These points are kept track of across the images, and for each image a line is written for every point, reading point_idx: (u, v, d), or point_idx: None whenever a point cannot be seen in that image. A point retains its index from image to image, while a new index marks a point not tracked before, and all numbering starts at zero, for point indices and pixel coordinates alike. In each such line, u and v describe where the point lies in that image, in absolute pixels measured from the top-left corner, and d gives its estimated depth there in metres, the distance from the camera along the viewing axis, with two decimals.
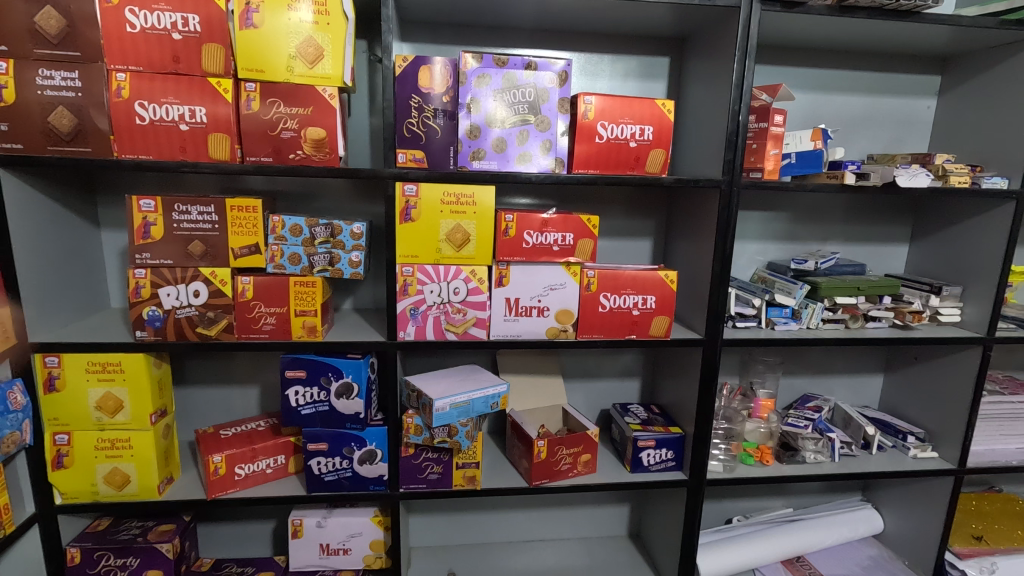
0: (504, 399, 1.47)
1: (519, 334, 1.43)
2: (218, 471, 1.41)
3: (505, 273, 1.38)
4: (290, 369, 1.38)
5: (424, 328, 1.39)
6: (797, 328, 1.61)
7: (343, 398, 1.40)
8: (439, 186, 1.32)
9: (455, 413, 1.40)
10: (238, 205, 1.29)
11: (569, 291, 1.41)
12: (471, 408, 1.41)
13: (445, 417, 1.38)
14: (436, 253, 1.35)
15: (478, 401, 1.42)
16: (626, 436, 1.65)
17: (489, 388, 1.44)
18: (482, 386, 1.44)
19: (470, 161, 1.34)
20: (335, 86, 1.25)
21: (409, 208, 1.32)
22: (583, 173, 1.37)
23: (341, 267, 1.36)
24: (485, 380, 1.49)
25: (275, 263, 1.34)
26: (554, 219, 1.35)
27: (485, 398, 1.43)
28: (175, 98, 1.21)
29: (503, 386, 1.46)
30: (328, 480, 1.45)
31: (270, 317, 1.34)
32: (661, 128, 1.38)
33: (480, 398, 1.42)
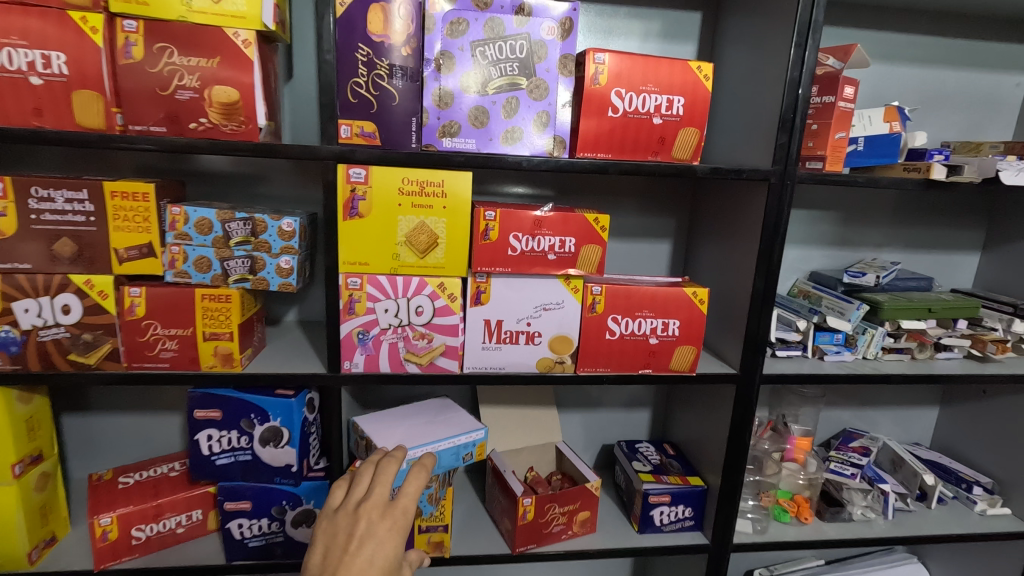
0: (482, 448, 1.14)
1: (501, 367, 1.10)
2: (108, 535, 1.08)
3: (484, 288, 1.05)
4: (199, 408, 1.06)
5: (376, 357, 1.06)
6: (852, 358, 1.29)
7: (271, 446, 1.08)
8: (395, 170, 0.98)
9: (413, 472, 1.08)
10: (121, 190, 0.95)
11: (567, 311, 1.08)
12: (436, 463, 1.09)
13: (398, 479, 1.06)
14: (392, 261, 1.02)
15: (445, 454, 1.10)
16: (633, 486, 1.33)
17: (461, 436, 1.11)
18: (452, 434, 1.11)
19: (439, 138, 1.00)
20: (251, 30, 0.91)
21: (355, 199, 0.98)
22: (590, 157, 1.03)
23: (266, 277, 1.03)
24: (458, 422, 1.16)
25: (176, 269, 1.00)
26: (549, 217, 1.01)
27: (455, 448, 1.11)
28: (22, 38, 0.86)
29: (481, 431, 1.14)
30: (253, 546, 1.13)
31: (169, 342, 1.01)
32: (695, 99, 1.04)
33: (448, 450, 1.10)
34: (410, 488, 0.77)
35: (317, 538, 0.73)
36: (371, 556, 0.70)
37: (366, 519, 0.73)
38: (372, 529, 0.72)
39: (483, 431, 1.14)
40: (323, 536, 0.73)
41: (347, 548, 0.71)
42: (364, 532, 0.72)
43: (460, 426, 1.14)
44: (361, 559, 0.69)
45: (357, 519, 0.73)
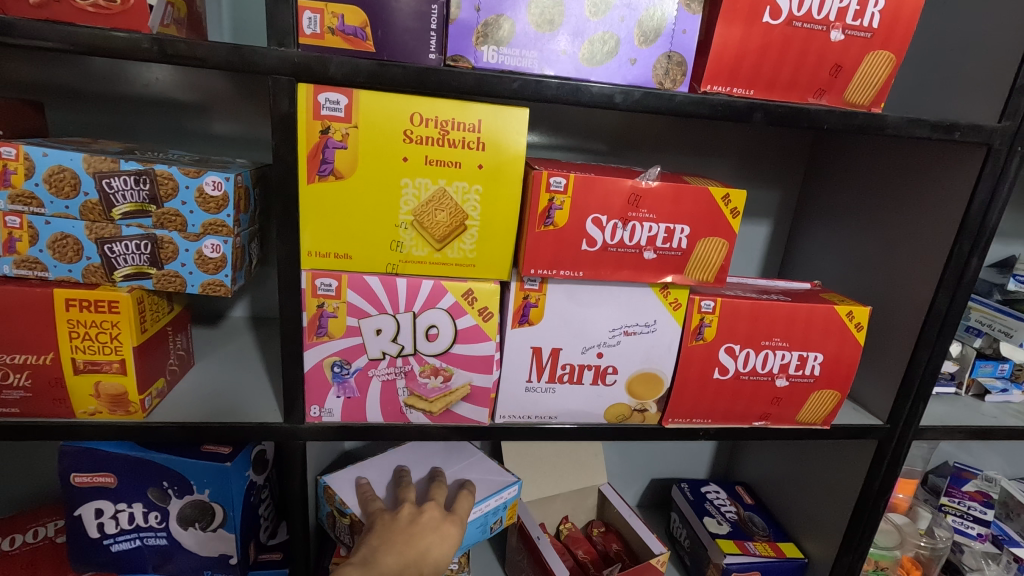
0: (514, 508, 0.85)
1: (553, 416, 0.72)
2: None
3: (535, 299, 0.66)
4: (79, 471, 0.67)
5: (361, 402, 0.67)
6: (1021, 398, 0.94)
7: (195, 528, 0.70)
8: (398, 98, 0.57)
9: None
10: None
11: (659, 337, 0.70)
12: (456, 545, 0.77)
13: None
14: (391, 253, 0.62)
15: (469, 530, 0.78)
16: (704, 553, 1.00)
17: (489, 500, 0.79)
18: (478, 498, 0.79)
19: (476, 47, 0.57)
20: None
21: (327, 145, 0.57)
22: (722, 94, 0.62)
23: (179, 271, 0.62)
24: (478, 477, 0.83)
25: (18, 255, 0.59)
26: (653, 190, 0.61)
27: (482, 518, 0.79)
28: None
29: (514, 487, 0.82)
30: None
31: (15, 375, 0.61)
32: (899, 1, 0.62)
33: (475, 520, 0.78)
34: (466, 501, 0.75)
35: (374, 524, 0.68)
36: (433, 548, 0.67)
37: (428, 514, 0.70)
38: (435, 523, 0.69)
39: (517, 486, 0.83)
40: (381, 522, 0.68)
41: (408, 537, 0.66)
42: (425, 527, 0.68)
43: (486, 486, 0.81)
44: (423, 550, 0.66)
45: (419, 513, 0.70)
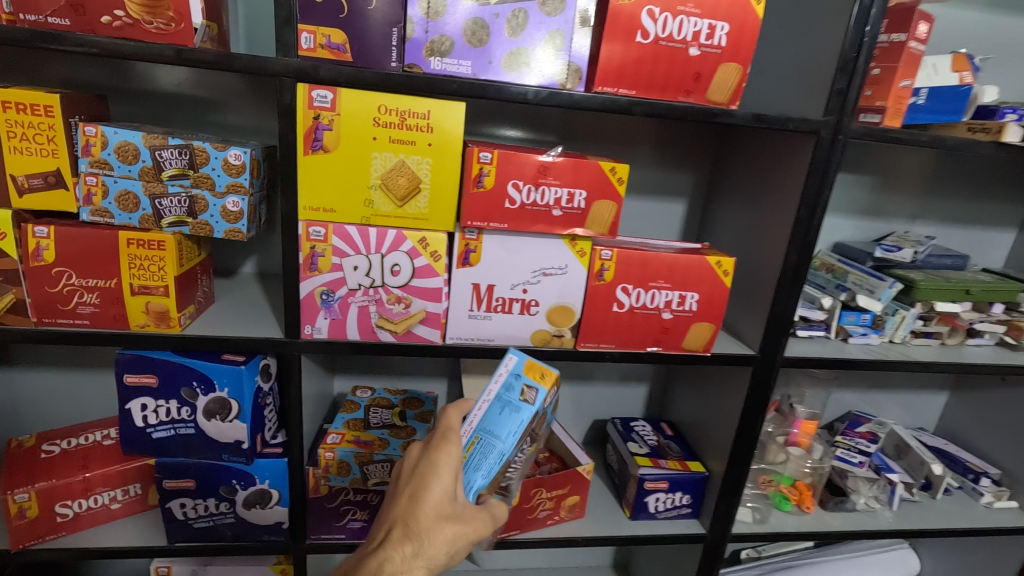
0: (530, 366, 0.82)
1: (491, 338, 0.94)
2: (27, 513, 0.94)
3: (474, 246, 0.88)
4: (130, 373, 0.89)
5: (343, 323, 0.90)
6: (878, 341, 1.17)
7: (217, 420, 0.92)
8: (370, 94, 0.79)
9: (483, 455, 0.74)
10: (18, 101, 0.76)
11: (570, 278, 0.92)
12: (489, 432, 0.75)
13: (494, 468, 0.74)
14: (365, 209, 0.84)
15: (489, 420, 0.76)
16: (626, 470, 1.21)
17: (490, 385, 0.80)
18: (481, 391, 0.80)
19: (425, 59, 0.80)
20: None
21: (318, 128, 0.79)
22: (610, 93, 0.85)
23: (209, 221, 0.84)
24: None
25: (94, 206, 0.81)
26: (557, 164, 0.84)
27: (496, 399, 0.78)
28: None
29: (511, 354, 0.82)
30: (198, 527, 1.00)
31: (88, 295, 0.83)
32: (741, 28, 0.85)
33: (496, 407, 0.77)
34: (448, 419, 0.73)
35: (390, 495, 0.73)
36: (414, 491, 0.68)
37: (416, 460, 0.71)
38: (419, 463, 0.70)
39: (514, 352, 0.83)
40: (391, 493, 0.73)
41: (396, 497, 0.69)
42: (411, 475, 0.70)
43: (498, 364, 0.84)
44: (411, 498, 0.68)
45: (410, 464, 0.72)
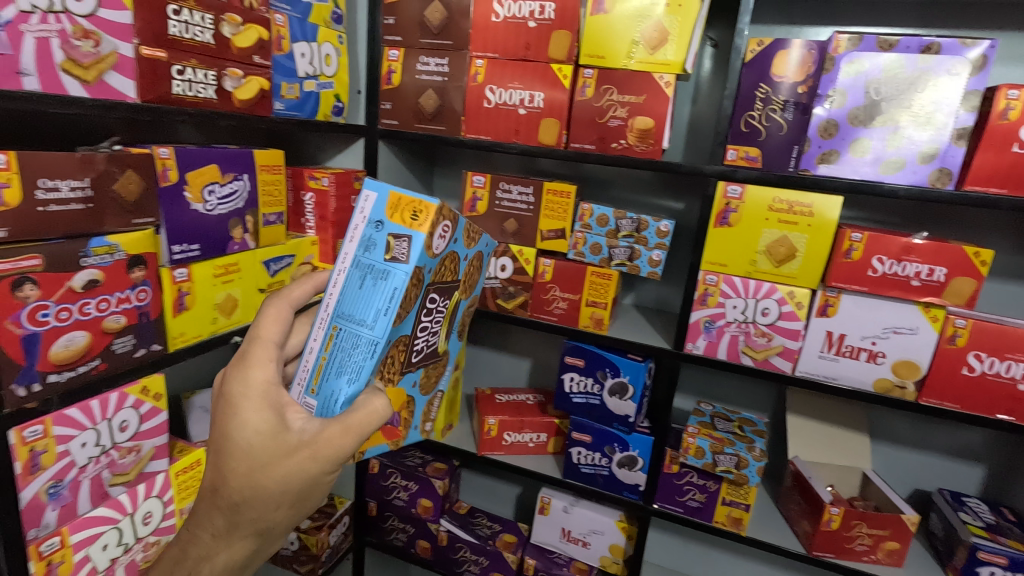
0: (394, 205, 0.67)
1: (835, 378, 1.18)
2: (490, 432, 1.52)
3: (832, 302, 1.15)
4: (570, 355, 1.40)
5: (716, 345, 1.25)
6: None
7: (616, 397, 1.38)
8: (769, 188, 1.14)
9: (347, 351, 0.66)
10: (555, 189, 1.32)
11: (919, 338, 1.10)
12: (360, 325, 0.66)
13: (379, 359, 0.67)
14: (749, 265, 1.19)
15: (360, 304, 0.66)
16: (956, 538, 1.25)
17: (348, 247, 0.68)
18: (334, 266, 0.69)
19: (816, 164, 1.11)
20: (673, 73, 1.16)
21: (728, 210, 1.18)
22: (980, 191, 1.03)
23: (640, 264, 1.31)
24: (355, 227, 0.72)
25: (577, 249, 1.34)
26: (921, 246, 1.07)
27: (358, 271, 0.67)
28: (519, 83, 1.27)
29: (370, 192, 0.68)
30: (584, 471, 1.45)
31: (562, 302, 1.37)
32: None
33: (373, 284, 0.66)
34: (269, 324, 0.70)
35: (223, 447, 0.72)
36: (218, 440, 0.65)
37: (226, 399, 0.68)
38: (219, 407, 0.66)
39: (372, 190, 0.68)
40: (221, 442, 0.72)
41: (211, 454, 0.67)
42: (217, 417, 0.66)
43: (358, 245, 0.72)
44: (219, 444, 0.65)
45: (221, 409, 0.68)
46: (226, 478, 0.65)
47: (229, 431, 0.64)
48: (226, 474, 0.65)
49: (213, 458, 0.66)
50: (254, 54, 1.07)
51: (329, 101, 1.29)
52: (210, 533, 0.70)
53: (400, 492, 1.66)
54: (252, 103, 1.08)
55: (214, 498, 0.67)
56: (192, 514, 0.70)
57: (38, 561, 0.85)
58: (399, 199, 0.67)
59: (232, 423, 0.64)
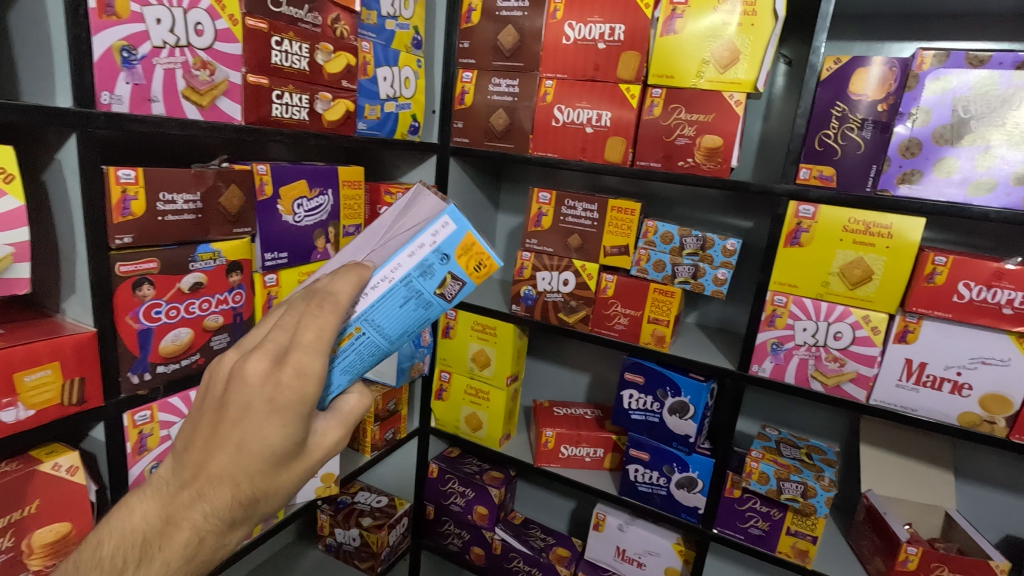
0: (467, 247, 0.64)
1: (913, 409, 1.12)
2: (547, 444, 1.54)
3: (912, 328, 1.10)
4: (630, 372, 1.40)
5: (783, 368, 1.22)
6: None
7: (676, 416, 1.36)
8: (844, 209, 1.11)
9: (360, 357, 0.62)
10: (619, 206, 1.34)
11: (1010, 371, 1.03)
12: (382, 337, 0.63)
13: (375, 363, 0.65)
14: (821, 287, 1.16)
15: (394, 322, 0.62)
16: None
17: (402, 260, 0.61)
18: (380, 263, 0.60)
19: (896, 184, 1.07)
20: (744, 92, 1.15)
21: (799, 230, 1.16)
22: None
23: (704, 283, 1.30)
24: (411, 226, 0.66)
25: (640, 266, 1.35)
26: (1014, 271, 1.00)
27: (402, 288, 0.61)
28: (587, 102, 1.30)
29: (447, 218, 0.63)
30: (641, 490, 1.44)
31: (623, 318, 1.38)
32: None
33: (410, 308, 0.62)
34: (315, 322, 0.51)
35: (183, 447, 0.51)
36: (241, 441, 0.49)
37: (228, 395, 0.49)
38: (246, 409, 0.49)
39: (450, 218, 0.63)
40: (183, 441, 0.51)
41: (209, 458, 0.49)
42: (239, 416, 0.49)
43: (396, 244, 0.64)
44: (244, 448, 0.49)
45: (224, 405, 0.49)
46: (234, 482, 0.50)
47: (262, 435, 0.49)
48: (229, 477, 0.50)
49: (227, 461, 0.49)
50: (342, 78, 1.16)
51: (406, 121, 1.37)
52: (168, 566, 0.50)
53: (457, 497, 1.70)
54: (338, 123, 1.17)
55: (199, 503, 0.50)
56: (162, 532, 0.50)
57: None
58: (475, 246, 0.64)
59: (264, 433, 0.49)
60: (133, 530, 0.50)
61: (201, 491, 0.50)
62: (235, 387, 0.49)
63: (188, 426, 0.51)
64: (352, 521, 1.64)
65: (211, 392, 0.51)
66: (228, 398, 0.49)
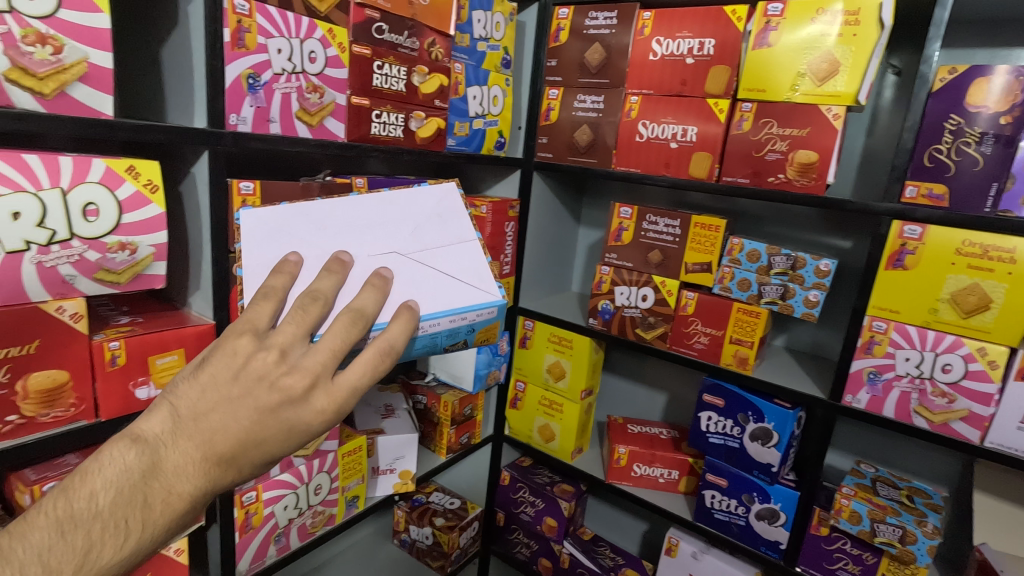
0: (487, 330, 0.82)
1: None
2: (620, 461, 1.52)
3: None
4: (709, 393, 1.36)
5: (881, 399, 1.13)
6: None
7: (758, 442, 1.30)
8: (957, 230, 1.02)
9: None
10: (703, 223, 1.31)
11: None
12: None
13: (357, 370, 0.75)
14: (928, 315, 1.07)
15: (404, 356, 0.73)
16: None
17: (445, 321, 0.74)
18: (431, 316, 0.72)
19: (1021, 205, 0.97)
20: (844, 105, 1.10)
21: (902, 252, 1.07)
22: None
23: (793, 304, 1.23)
24: (452, 280, 0.79)
25: (723, 284, 1.31)
26: None
27: (427, 340, 0.74)
28: (673, 118, 1.29)
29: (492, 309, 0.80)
30: (717, 517, 1.38)
31: (703, 337, 1.34)
32: None
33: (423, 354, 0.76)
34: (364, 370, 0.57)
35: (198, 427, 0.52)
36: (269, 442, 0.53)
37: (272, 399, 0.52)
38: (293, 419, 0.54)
39: (496, 309, 0.80)
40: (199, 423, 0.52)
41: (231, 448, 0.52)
42: (278, 419, 0.53)
43: (448, 299, 0.76)
44: (270, 446, 0.54)
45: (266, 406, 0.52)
46: (240, 470, 0.54)
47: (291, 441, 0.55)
48: (238, 465, 0.53)
49: (251, 454, 0.53)
50: (435, 98, 1.23)
51: (493, 137, 1.43)
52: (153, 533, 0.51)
53: (527, 507, 1.71)
54: (430, 140, 1.24)
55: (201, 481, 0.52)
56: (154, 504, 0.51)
57: (240, 509, 1.05)
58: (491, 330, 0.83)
59: (291, 440, 0.55)
60: (131, 491, 0.50)
61: (210, 471, 0.52)
62: (283, 407, 0.53)
63: (210, 407, 0.52)
64: (426, 520, 1.71)
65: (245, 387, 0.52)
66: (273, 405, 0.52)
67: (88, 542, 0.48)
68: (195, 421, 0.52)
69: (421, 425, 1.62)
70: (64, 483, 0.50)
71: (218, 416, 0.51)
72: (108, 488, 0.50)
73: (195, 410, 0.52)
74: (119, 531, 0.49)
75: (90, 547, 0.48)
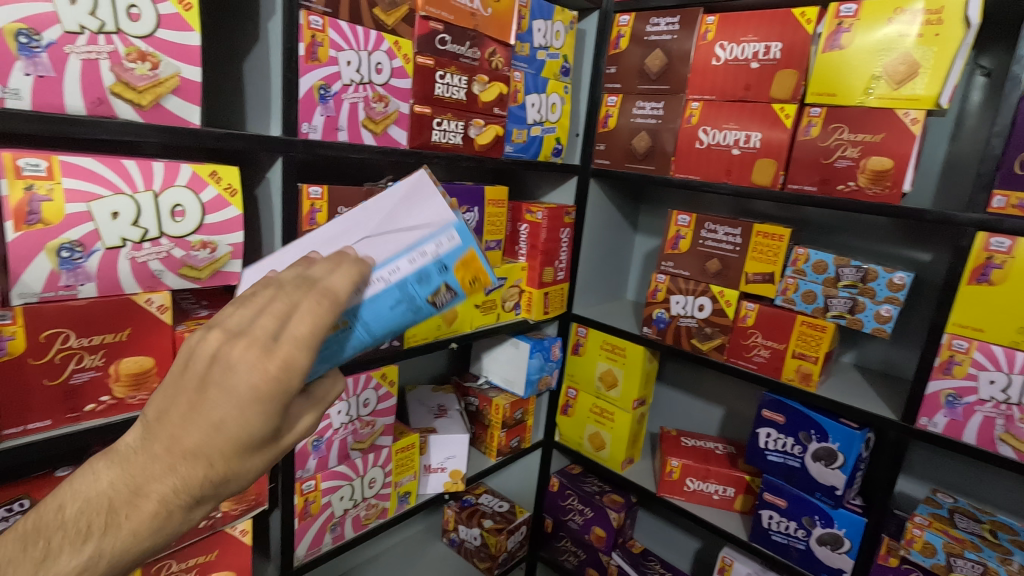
0: (467, 262, 0.67)
1: None
2: (672, 474, 1.48)
3: None
4: (768, 409, 1.30)
5: (961, 424, 1.05)
6: None
7: (821, 463, 1.24)
8: None
9: (338, 349, 0.61)
10: (766, 231, 1.27)
11: None
12: (368, 334, 0.63)
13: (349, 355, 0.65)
14: (1017, 334, 0.98)
15: (381, 322, 0.62)
16: None
17: (404, 264, 0.63)
18: (383, 264, 0.62)
19: None
20: (923, 109, 1.03)
21: (988, 266, 1.00)
22: None
23: (863, 318, 1.17)
24: (410, 225, 0.66)
25: (786, 296, 1.26)
26: None
27: (397, 291, 0.62)
28: (735, 124, 1.26)
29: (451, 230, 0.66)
30: (774, 539, 1.32)
31: (763, 350, 1.29)
32: None
33: (404, 313, 0.64)
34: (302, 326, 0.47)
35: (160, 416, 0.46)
36: (223, 417, 0.45)
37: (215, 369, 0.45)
38: (230, 386, 0.44)
39: (457, 233, 0.66)
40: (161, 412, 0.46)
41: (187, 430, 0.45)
42: (225, 389, 0.44)
43: (402, 240, 0.64)
44: (222, 421, 0.45)
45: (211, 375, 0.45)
46: (208, 460, 0.45)
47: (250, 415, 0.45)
48: (207, 456, 0.45)
49: (204, 436, 0.45)
50: (494, 106, 1.26)
51: (550, 144, 1.44)
52: (113, 539, 0.45)
53: (575, 515, 1.70)
54: (488, 147, 1.27)
55: (170, 476, 0.45)
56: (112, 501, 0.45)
57: (300, 496, 1.11)
58: (474, 262, 0.67)
59: (249, 415, 0.45)
60: (98, 495, 0.45)
61: (177, 463, 0.45)
62: (226, 372, 0.44)
63: (169, 393, 0.46)
64: (475, 521, 1.73)
65: (198, 373, 0.45)
66: (222, 384, 0.44)
67: (46, 550, 0.43)
68: (160, 418, 0.46)
69: (472, 427, 1.64)
70: (43, 500, 0.46)
71: (177, 407, 0.45)
72: (77, 498, 0.45)
73: (158, 408, 0.46)
74: (81, 539, 0.44)
75: (47, 558, 0.43)
